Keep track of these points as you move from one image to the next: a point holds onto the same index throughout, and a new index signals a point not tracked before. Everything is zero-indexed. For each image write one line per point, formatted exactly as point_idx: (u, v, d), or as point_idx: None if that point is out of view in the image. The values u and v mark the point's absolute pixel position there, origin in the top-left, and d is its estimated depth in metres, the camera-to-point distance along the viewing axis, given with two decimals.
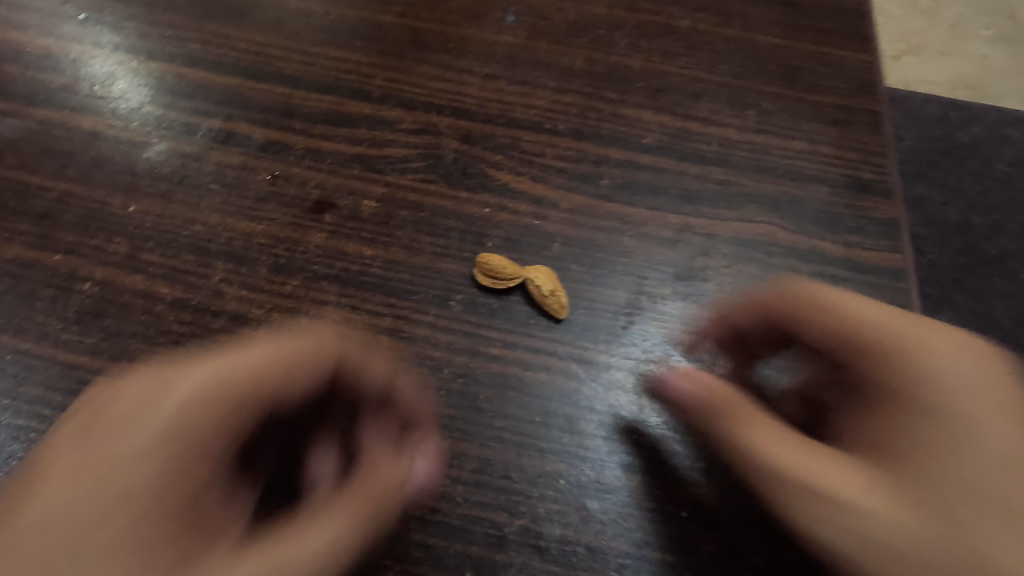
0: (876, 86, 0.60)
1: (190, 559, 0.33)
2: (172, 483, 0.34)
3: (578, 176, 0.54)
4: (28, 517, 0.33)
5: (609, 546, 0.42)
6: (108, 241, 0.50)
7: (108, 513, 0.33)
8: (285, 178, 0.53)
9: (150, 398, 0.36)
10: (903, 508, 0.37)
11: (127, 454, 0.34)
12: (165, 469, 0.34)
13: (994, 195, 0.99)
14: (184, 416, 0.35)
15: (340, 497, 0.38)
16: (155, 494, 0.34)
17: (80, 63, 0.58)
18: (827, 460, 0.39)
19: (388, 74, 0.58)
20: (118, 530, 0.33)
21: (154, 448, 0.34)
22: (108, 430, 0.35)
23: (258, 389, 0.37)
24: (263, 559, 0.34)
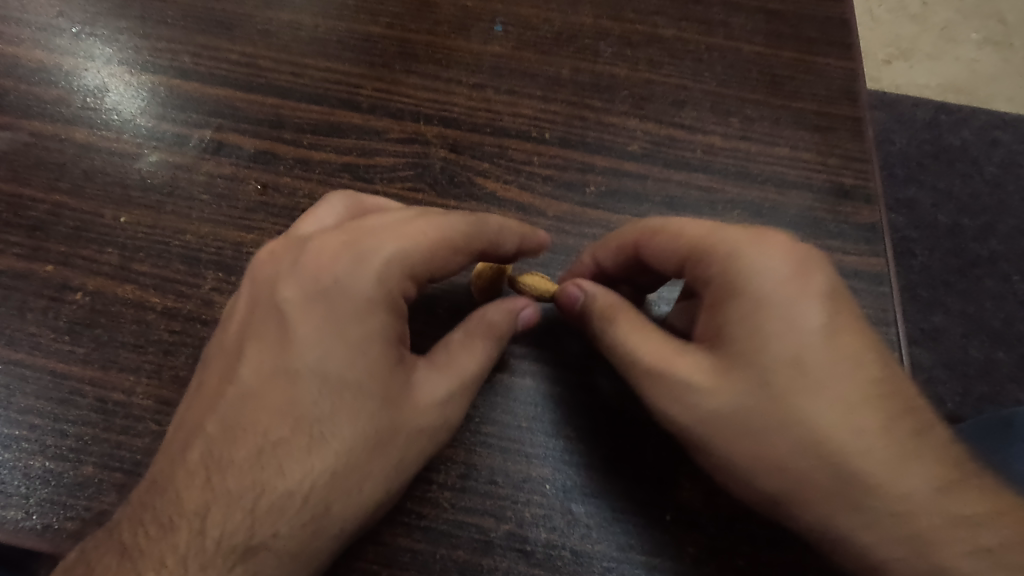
0: (858, 92, 0.61)
1: (405, 395, 0.39)
2: (387, 340, 0.38)
3: (564, 184, 0.55)
4: (287, 364, 0.38)
5: (594, 549, 0.42)
6: (99, 252, 0.51)
7: (349, 368, 0.37)
8: (275, 188, 0.54)
9: (340, 280, 0.39)
10: (734, 435, 0.39)
11: (333, 322, 0.38)
12: (387, 326, 0.39)
13: (984, 198, 0.99)
14: (391, 292, 0.39)
15: (483, 333, 0.43)
16: (375, 353, 0.38)
17: (72, 76, 0.59)
18: (690, 357, 0.41)
19: (377, 85, 0.59)
20: (363, 379, 0.38)
21: (370, 314, 0.38)
22: (318, 303, 0.38)
23: (444, 255, 0.41)
24: (450, 391, 0.41)
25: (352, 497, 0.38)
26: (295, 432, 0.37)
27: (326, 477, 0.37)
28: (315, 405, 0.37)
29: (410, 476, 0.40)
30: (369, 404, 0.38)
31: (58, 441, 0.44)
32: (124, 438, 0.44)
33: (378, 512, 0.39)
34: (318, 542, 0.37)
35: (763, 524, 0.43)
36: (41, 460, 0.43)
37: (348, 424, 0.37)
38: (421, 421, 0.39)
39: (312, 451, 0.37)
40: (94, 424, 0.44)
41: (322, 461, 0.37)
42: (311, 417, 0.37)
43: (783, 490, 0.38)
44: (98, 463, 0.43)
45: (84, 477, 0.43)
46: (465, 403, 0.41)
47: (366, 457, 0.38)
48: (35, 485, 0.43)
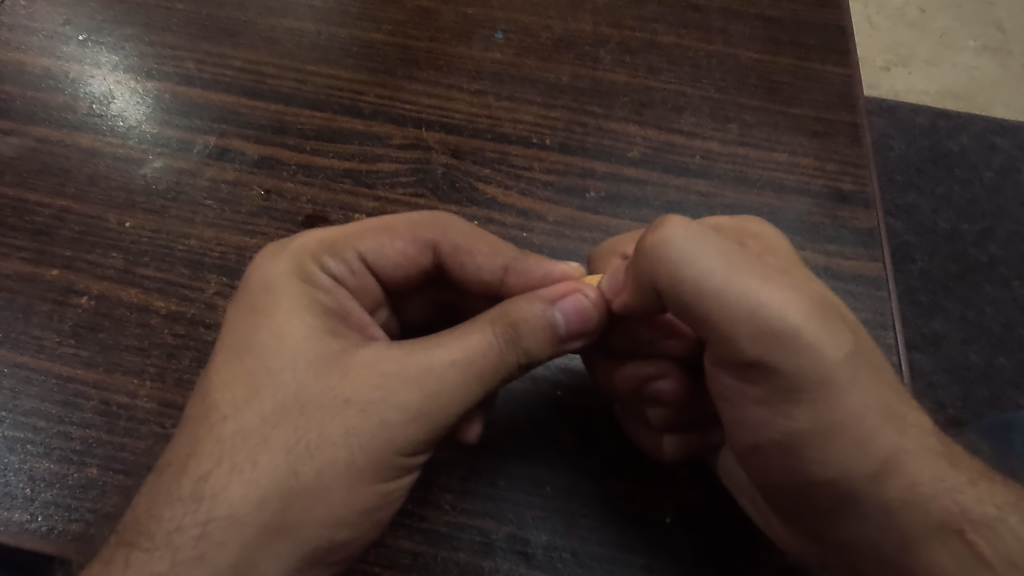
0: (855, 99, 0.61)
1: (326, 366, 0.36)
2: (304, 309, 0.38)
3: (564, 189, 0.56)
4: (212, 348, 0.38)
5: (595, 551, 0.42)
6: (104, 256, 0.51)
7: (261, 339, 0.37)
8: (277, 193, 0.55)
9: (263, 263, 0.40)
10: (825, 365, 0.35)
11: (257, 301, 0.38)
12: (301, 294, 0.39)
13: (983, 203, 0.98)
14: (305, 266, 0.40)
15: (486, 320, 0.39)
16: (284, 318, 0.37)
17: (78, 82, 0.59)
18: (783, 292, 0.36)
19: (378, 91, 0.60)
20: (268, 348, 0.36)
21: (281, 286, 0.39)
22: (243, 284, 0.40)
23: (383, 242, 0.44)
24: (387, 363, 0.36)
25: (241, 477, 0.33)
26: (200, 405, 0.36)
27: (214, 449, 0.34)
28: (220, 374, 0.36)
29: (329, 463, 0.34)
30: (272, 369, 0.36)
31: (62, 444, 0.44)
32: (128, 440, 0.44)
33: (288, 508, 0.33)
34: (199, 528, 0.33)
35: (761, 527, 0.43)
36: (45, 462, 0.44)
37: (248, 391, 0.35)
38: (342, 393, 0.35)
39: (206, 421, 0.35)
40: (98, 426, 0.45)
41: (212, 430, 0.35)
42: (215, 388, 0.36)
43: (852, 436, 0.36)
44: (101, 466, 0.44)
45: (88, 480, 0.43)
46: (412, 379, 0.36)
47: (262, 430, 0.34)
48: (40, 487, 0.43)
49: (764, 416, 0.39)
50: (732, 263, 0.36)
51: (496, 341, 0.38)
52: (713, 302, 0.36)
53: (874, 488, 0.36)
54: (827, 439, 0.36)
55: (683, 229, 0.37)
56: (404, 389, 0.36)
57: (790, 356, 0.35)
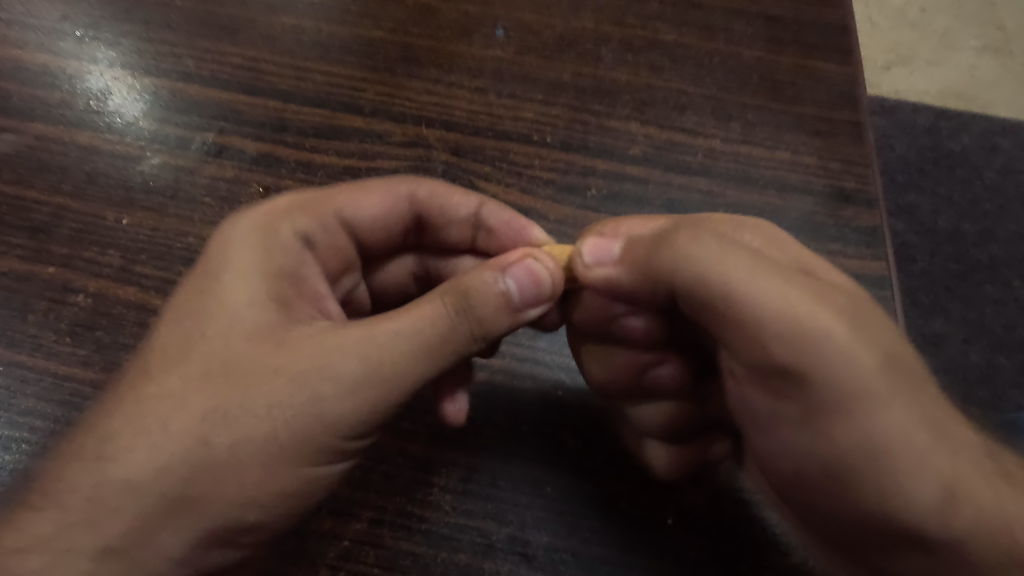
0: (858, 98, 0.61)
1: (265, 337, 0.35)
2: (252, 271, 0.38)
3: (566, 187, 0.55)
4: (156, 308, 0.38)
5: (596, 552, 0.42)
6: (101, 254, 0.51)
7: (203, 303, 0.36)
8: (276, 191, 0.54)
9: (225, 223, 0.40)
10: (862, 375, 0.33)
11: (207, 263, 0.38)
12: (255, 252, 0.38)
13: (984, 204, 0.98)
14: (269, 229, 0.40)
15: (440, 292, 0.38)
16: (232, 278, 0.37)
17: (75, 79, 0.59)
18: (798, 294, 0.35)
19: (379, 89, 0.59)
20: (209, 313, 0.36)
21: (235, 245, 0.38)
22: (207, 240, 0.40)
23: (359, 203, 0.45)
24: (325, 336, 0.35)
25: (150, 446, 0.32)
26: (130, 363, 0.35)
27: (128, 410, 0.33)
28: (159, 333, 0.36)
29: (245, 437, 0.33)
30: (206, 335, 0.35)
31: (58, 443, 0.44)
32: None
33: (193, 482, 0.32)
34: (93, 489, 0.32)
35: (764, 528, 0.43)
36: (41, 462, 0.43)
37: (179, 353, 0.35)
38: (268, 363, 0.34)
39: (129, 380, 0.35)
40: None
41: (133, 390, 0.34)
42: (150, 346, 0.36)
43: (899, 455, 0.33)
44: None
45: None
46: (351, 349, 0.35)
47: (184, 394, 0.34)
48: None
49: (797, 439, 0.37)
50: (740, 266, 0.36)
51: (447, 313, 0.37)
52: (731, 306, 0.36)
53: (940, 520, 0.33)
54: (867, 466, 0.34)
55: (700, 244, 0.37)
56: (340, 360, 0.35)
57: (819, 364, 0.34)
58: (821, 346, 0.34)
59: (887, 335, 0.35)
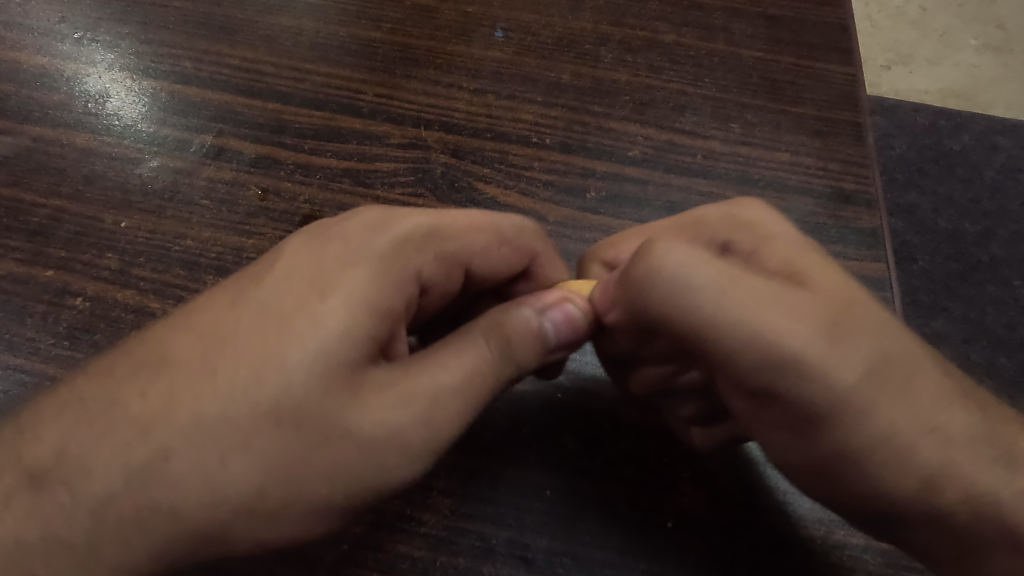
0: (858, 98, 0.61)
1: (346, 388, 0.34)
2: (353, 308, 0.35)
3: (565, 189, 0.55)
4: (235, 308, 0.35)
5: (595, 555, 0.42)
6: (100, 257, 0.51)
7: (289, 331, 0.34)
8: (275, 193, 0.54)
9: (346, 241, 0.37)
10: (843, 386, 0.35)
11: (310, 284, 0.35)
12: (364, 287, 0.35)
13: (984, 203, 0.98)
14: (390, 262, 0.37)
15: (477, 332, 0.38)
16: (330, 311, 0.34)
17: (73, 81, 0.59)
18: (777, 315, 0.36)
19: (377, 90, 0.59)
20: (293, 347, 0.33)
21: (348, 275, 0.36)
22: (315, 249, 0.37)
23: (465, 242, 0.42)
24: (396, 395, 0.34)
25: (205, 473, 0.32)
26: (199, 358, 0.33)
27: (193, 427, 0.32)
28: (235, 341, 0.34)
29: (299, 489, 0.33)
30: (285, 371, 0.33)
31: None
32: None
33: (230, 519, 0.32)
34: (134, 506, 0.31)
35: (766, 531, 0.43)
36: None
37: (253, 384, 0.33)
38: (339, 421, 0.33)
39: (194, 385, 0.33)
40: None
41: (201, 398, 0.32)
42: (222, 350, 0.34)
43: (887, 457, 0.35)
44: None
45: None
46: (423, 419, 0.35)
47: (249, 434, 0.32)
48: None
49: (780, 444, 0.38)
50: (729, 285, 0.36)
51: (492, 357, 0.37)
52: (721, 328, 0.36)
53: (919, 504, 0.36)
54: (847, 470, 0.36)
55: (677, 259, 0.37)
56: (405, 425, 0.34)
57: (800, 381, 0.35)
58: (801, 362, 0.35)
59: (872, 341, 0.36)
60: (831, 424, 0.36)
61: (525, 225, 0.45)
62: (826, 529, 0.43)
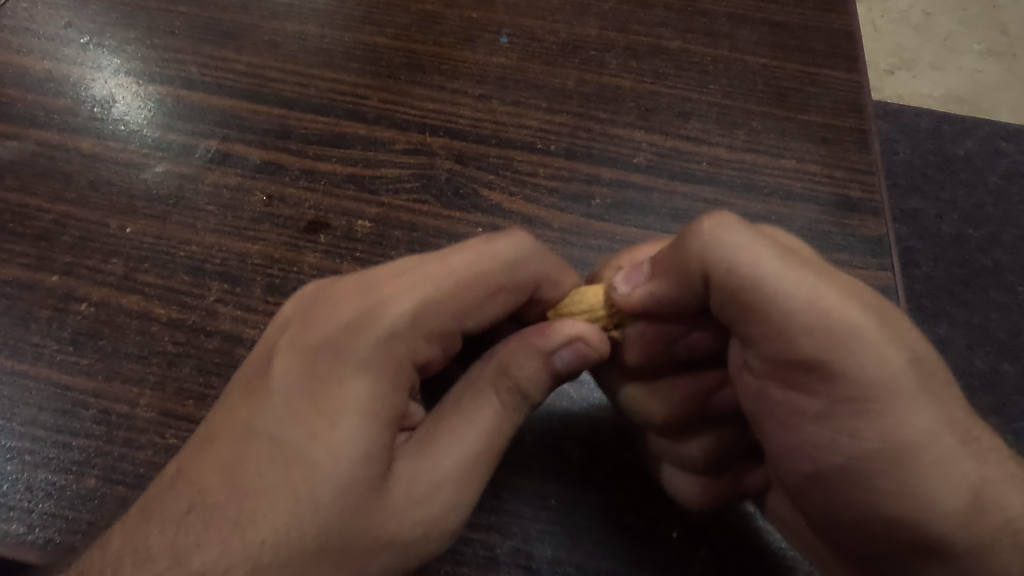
0: (863, 105, 0.61)
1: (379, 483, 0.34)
2: (367, 424, 0.34)
3: (570, 196, 0.55)
4: (253, 429, 0.33)
5: (600, 566, 0.42)
6: (104, 262, 0.51)
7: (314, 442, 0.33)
8: (280, 199, 0.54)
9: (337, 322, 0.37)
10: (891, 364, 0.35)
11: (316, 385, 0.35)
12: (372, 397, 0.35)
13: (988, 209, 0.97)
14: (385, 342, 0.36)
15: (489, 384, 0.39)
16: (347, 431, 0.34)
17: (79, 86, 0.59)
18: (830, 291, 0.36)
19: (382, 96, 0.59)
20: (322, 454, 0.33)
21: (347, 368, 0.35)
22: (307, 365, 0.35)
23: (455, 301, 0.39)
24: (423, 483, 0.36)
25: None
26: (232, 501, 0.32)
27: (249, 574, 0.30)
28: (264, 463, 0.33)
29: None
30: (321, 483, 0.32)
31: (59, 454, 0.44)
32: (127, 451, 0.44)
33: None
34: None
35: (770, 542, 0.43)
36: (43, 472, 0.43)
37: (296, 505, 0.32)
38: (383, 522, 0.34)
39: (239, 531, 0.31)
40: (97, 436, 0.44)
41: (248, 540, 0.31)
42: (252, 488, 0.32)
43: (928, 460, 0.35)
44: (100, 476, 0.43)
45: (87, 490, 0.43)
46: (452, 485, 0.36)
47: (304, 554, 0.31)
48: (38, 498, 0.42)
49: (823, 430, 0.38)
50: (788, 259, 0.37)
51: (503, 411, 0.39)
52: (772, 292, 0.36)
53: (964, 526, 0.35)
54: (887, 461, 0.36)
55: (733, 225, 0.38)
56: (433, 506, 0.36)
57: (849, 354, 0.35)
58: (850, 336, 0.35)
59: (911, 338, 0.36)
60: (875, 408, 0.36)
61: (511, 253, 0.41)
62: None
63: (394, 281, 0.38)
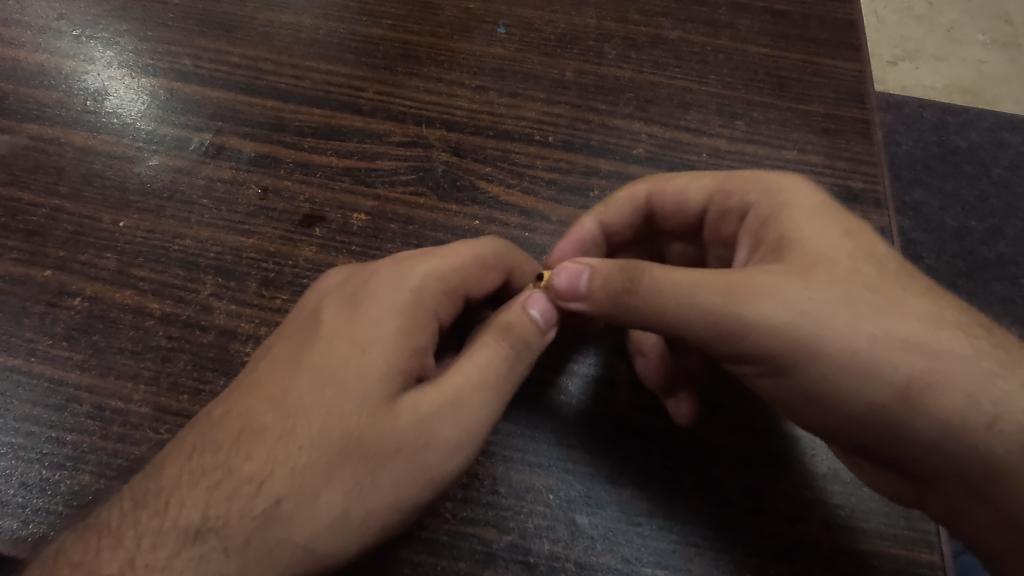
0: (866, 95, 0.60)
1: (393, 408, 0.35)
2: (388, 352, 0.36)
3: (568, 187, 0.54)
4: (296, 363, 0.36)
5: (599, 560, 0.41)
6: (97, 257, 0.50)
7: (344, 373, 0.36)
8: (274, 192, 0.53)
9: (370, 286, 0.39)
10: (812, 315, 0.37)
11: (349, 332, 0.37)
12: (396, 337, 0.37)
13: (992, 201, 0.96)
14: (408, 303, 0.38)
15: (486, 334, 0.40)
16: (375, 361, 0.36)
17: (72, 78, 0.58)
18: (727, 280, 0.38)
19: (378, 88, 0.58)
20: (352, 382, 0.35)
21: (378, 320, 0.37)
22: (344, 314, 0.38)
23: (461, 280, 0.41)
24: (434, 406, 0.36)
25: (306, 508, 0.33)
26: (274, 417, 0.35)
27: (288, 474, 0.33)
28: (303, 392, 0.35)
29: (376, 508, 0.34)
30: (345, 410, 0.35)
31: (53, 449, 0.43)
32: (122, 446, 0.43)
33: (332, 544, 0.33)
34: (244, 542, 0.32)
35: (771, 537, 0.42)
36: (37, 468, 0.43)
37: (326, 426, 0.34)
38: (396, 437, 0.34)
39: (280, 443, 0.34)
40: (92, 431, 0.44)
41: (287, 453, 0.34)
42: (291, 406, 0.35)
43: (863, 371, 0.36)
44: (94, 472, 0.43)
45: (80, 486, 0.42)
46: (458, 416, 0.36)
47: (331, 465, 0.33)
48: (31, 494, 0.42)
49: (765, 385, 0.39)
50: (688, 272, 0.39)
51: (504, 349, 0.39)
52: (692, 294, 0.38)
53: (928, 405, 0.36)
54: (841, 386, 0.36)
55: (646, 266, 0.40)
56: (442, 426, 0.35)
57: (763, 329, 0.37)
58: (761, 304, 0.37)
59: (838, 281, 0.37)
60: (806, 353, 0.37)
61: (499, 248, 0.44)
62: (834, 535, 0.42)
63: (412, 258, 0.41)
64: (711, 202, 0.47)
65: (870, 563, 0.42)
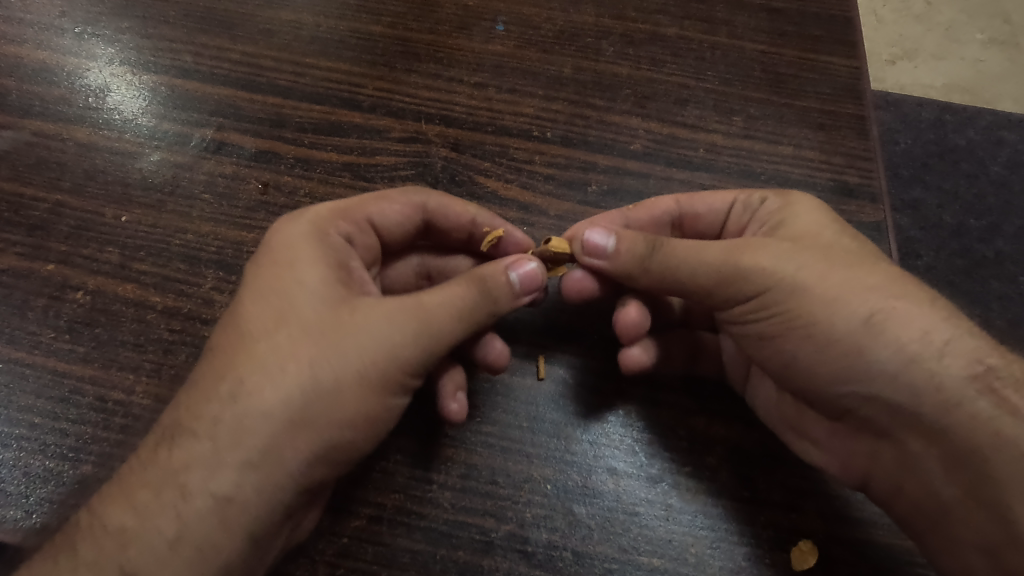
0: (862, 91, 0.60)
1: (342, 307, 0.37)
2: (317, 264, 0.39)
3: (566, 182, 0.55)
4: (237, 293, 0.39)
5: (596, 549, 0.42)
6: (99, 251, 0.51)
7: (280, 287, 0.38)
8: (275, 187, 0.54)
9: (280, 223, 0.41)
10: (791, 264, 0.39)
11: (272, 256, 0.39)
12: (321, 254, 0.39)
13: (990, 199, 0.97)
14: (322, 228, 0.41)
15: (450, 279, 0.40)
16: (306, 272, 0.38)
17: (74, 76, 0.59)
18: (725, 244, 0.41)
19: (378, 85, 0.59)
20: (292, 291, 0.38)
21: (300, 243, 0.40)
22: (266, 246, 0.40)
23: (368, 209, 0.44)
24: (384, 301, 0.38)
25: (280, 390, 0.35)
26: (229, 335, 0.37)
27: (253, 371, 0.36)
28: (249, 310, 0.38)
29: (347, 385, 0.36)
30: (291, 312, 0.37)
31: (56, 440, 0.44)
32: (124, 437, 0.44)
33: (314, 412, 0.35)
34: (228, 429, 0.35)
35: (766, 527, 0.43)
36: (40, 459, 0.43)
37: (279, 328, 0.36)
38: (353, 329, 0.36)
39: (242, 350, 0.36)
40: (94, 423, 0.44)
41: (248, 356, 0.36)
42: (243, 321, 0.37)
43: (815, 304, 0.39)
44: (97, 462, 0.43)
45: (83, 476, 0.43)
46: (412, 308, 0.38)
47: (292, 355, 0.36)
48: (35, 484, 0.42)
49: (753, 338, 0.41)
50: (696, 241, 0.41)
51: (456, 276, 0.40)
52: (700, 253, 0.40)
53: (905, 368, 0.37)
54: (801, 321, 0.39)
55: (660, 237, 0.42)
56: (395, 316, 0.37)
57: (751, 275, 0.40)
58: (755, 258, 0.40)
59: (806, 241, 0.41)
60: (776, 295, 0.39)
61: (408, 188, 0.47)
62: (828, 525, 0.43)
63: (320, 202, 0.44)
64: (738, 200, 0.47)
65: (864, 552, 0.42)
